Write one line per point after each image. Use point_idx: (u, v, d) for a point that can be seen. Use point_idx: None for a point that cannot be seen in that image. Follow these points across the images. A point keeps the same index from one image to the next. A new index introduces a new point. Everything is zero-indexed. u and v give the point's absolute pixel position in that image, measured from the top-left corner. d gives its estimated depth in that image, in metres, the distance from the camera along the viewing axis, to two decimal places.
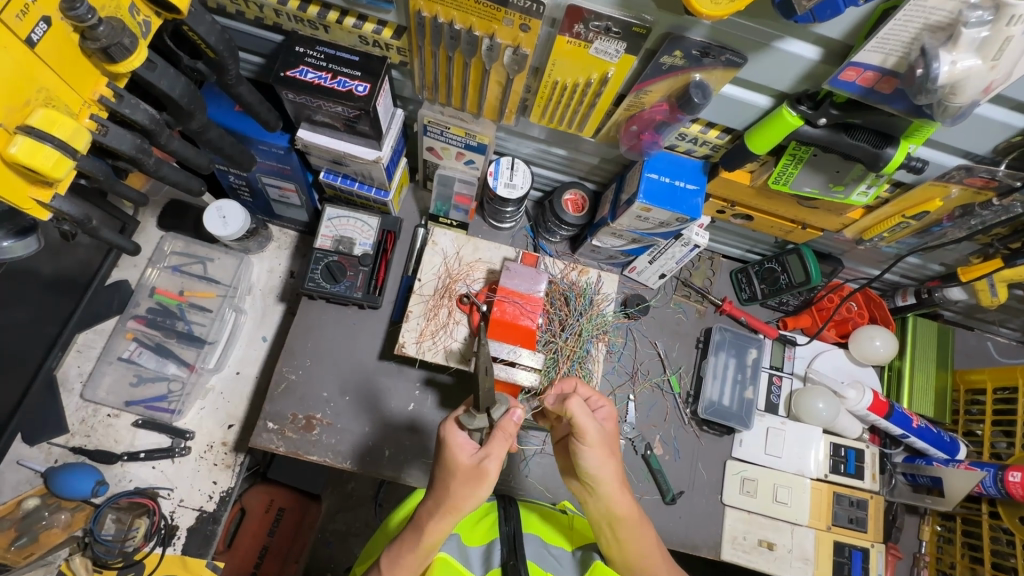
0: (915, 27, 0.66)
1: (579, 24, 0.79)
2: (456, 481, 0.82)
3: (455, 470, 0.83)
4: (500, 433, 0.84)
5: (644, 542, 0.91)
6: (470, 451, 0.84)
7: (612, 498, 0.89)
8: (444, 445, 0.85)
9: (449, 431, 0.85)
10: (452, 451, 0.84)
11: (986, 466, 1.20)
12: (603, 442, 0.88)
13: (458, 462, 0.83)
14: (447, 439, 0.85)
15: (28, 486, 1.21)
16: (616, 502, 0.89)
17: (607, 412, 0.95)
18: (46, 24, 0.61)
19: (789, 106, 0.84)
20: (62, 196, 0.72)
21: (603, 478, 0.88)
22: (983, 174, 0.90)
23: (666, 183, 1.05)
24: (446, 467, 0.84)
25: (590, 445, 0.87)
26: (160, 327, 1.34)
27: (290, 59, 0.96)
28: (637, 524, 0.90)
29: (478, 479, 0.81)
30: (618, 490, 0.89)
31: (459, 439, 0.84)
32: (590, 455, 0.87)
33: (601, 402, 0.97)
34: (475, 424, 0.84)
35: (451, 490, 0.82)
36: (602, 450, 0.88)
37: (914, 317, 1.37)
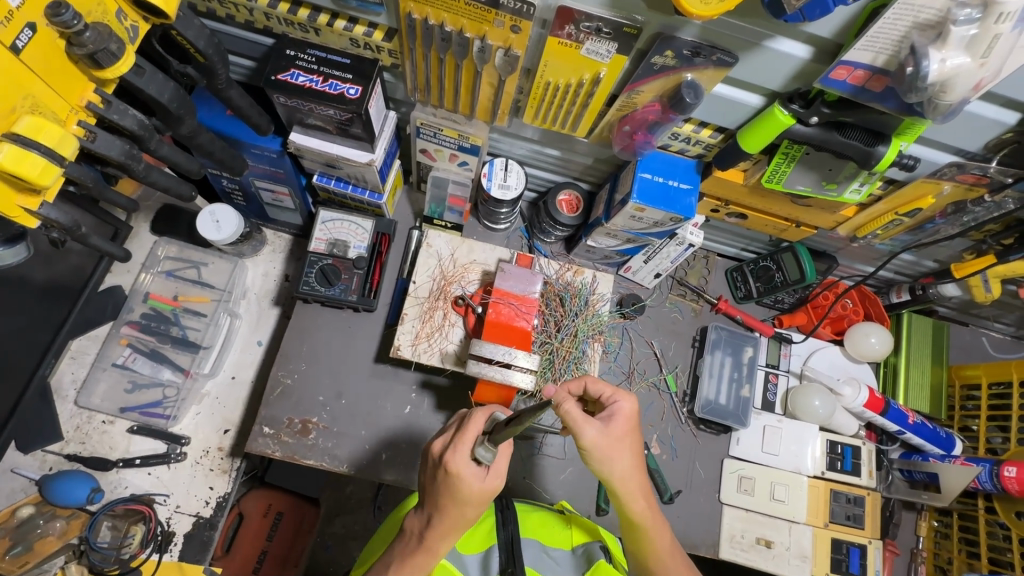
0: (904, 25, 0.66)
1: (571, 25, 0.79)
2: (470, 507, 0.81)
3: (468, 499, 0.80)
4: (504, 448, 0.83)
5: (662, 541, 0.91)
6: (480, 476, 0.81)
7: (629, 499, 0.87)
8: (453, 478, 0.80)
9: (461, 465, 0.80)
10: (463, 481, 0.79)
11: (982, 461, 1.21)
12: (605, 446, 0.84)
13: (471, 491, 0.80)
14: (457, 472, 0.80)
15: (23, 494, 1.21)
16: (631, 502, 0.88)
17: (621, 408, 0.86)
18: (32, 31, 0.61)
19: (781, 105, 0.83)
20: (50, 203, 0.71)
21: (617, 479, 0.86)
22: (974, 171, 0.90)
23: (659, 182, 1.04)
24: (455, 494, 0.80)
25: (590, 451, 0.84)
26: (154, 333, 1.33)
27: (282, 62, 0.96)
28: (653, 525, 0.90)
29: (486, 498, 0.82)
30: (632, 488, 0.87)
31: (469, 468, 0.80)
32: (596, 459, 0.84)
33: (616, 396, 0.88)
34: (486, 457, 0.80)
35: (463, 514, 0.81)
36: (604, 453, 0.84)
37: (909, 313, 1.37)
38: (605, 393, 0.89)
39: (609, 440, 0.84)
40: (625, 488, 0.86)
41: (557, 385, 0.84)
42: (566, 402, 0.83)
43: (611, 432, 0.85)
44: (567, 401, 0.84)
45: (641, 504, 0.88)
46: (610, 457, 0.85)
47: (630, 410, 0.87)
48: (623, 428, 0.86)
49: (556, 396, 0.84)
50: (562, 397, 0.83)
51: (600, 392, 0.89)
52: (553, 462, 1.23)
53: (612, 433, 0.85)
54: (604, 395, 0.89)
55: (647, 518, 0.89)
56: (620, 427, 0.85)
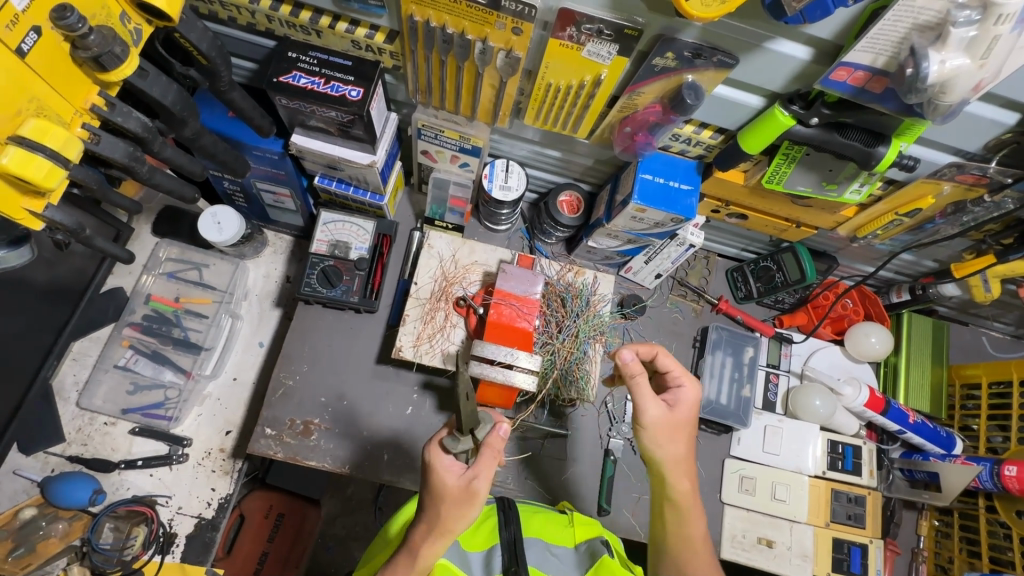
0: (904, 27, 0.66)
1: (572, 26, 0.79)
2: (446, 505, 0.81)
3: (444, 495, 0.81)
4: (487, 450, 0.84)
5: (693, 530, 0.94)
6: (456, 473, 0.83)
7: (674, 480, 0.93)
8: (430, 470, 0.83)
9: (435, 456, 0.84)
10: (437, 473, 0.82)
11: (983, 461, 1.21)
12: (664, 426, 0.92)
13: (445, 486, 0.82)
14: (433, 464, 0.83)
15: (25, 496, 1.21)
16: (676, 484, 0.93)
17: (682, 393, 0.94)
18: (37, 34, 0.61)
19: (781, 106, 0.84)
20: (54, 206, 0.71)
21: (666, 460, 0.93)
22: (974, 171, 0.91)
23: (660, 183, 1.05)
24: (433, 492, 0.82)
25: (649, 427, 0.91)
26: (155, 334, 1.34)
27: (283, 64, 0.96)
28: (692, 507, 0.94)
29: (467, 499, 0.81)
30: (679, 471, 0.93)
31: (445, 463, 0.83)
32: (652, 437, 0.92)
33: (682, 381, 0.96)
34: (458, 447, 0.83)
35: (441, 513, 0.81)
36: (662, 432, 0.92)
37: (909, 313, 1.38)
38: (673, 372, 0.96)
39: (673, 422, 0.92)
40: (671, 468, 0.93)
41: (631, 359, 0.91)
42: (637, 377, 0.91)
43: (673, 415, 0.93)
44: (639, 376, 0.91)
45: (685, 485, 0.93)
46: (668, 439, 0.92)
47: (693, 398, 0.95)
48: (685, 415, 0.94)
49: (629, 369, 0.91)
50: (636, 367, 0.90)
51: (667, 368, 0.96)
52: (554, 463, 1.23)
53: (675, 416, 0.93)
54: (672, 374, 0.96)
55: (688, 500, 0.93)
56: (681, 412, 0.93)
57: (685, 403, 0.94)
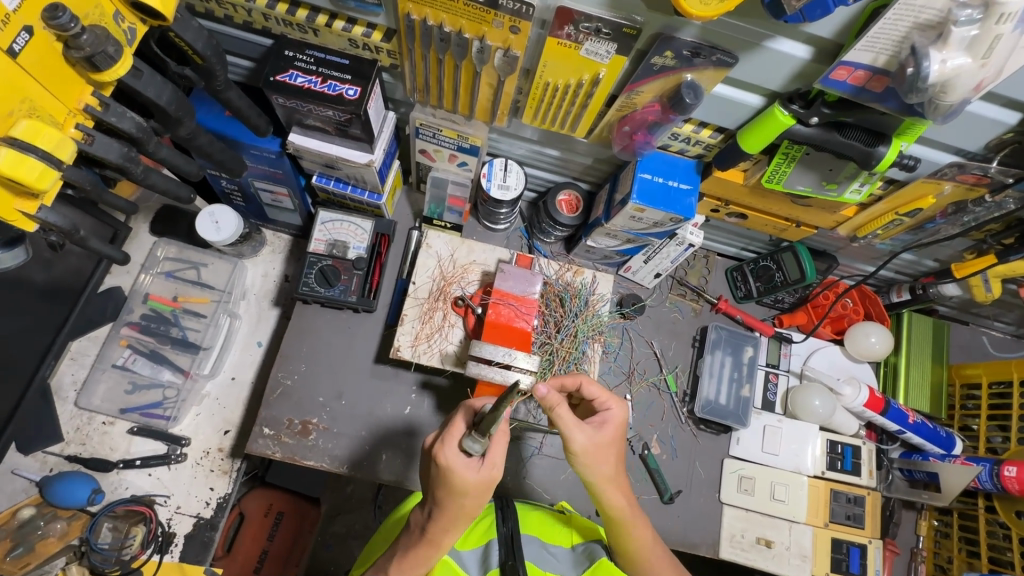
0: (905, 26, 0.66)
1: (570, 25, 0.78)
2: (468, 497, 0.79)
3: (466, 490, 0.78)
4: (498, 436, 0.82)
5: (642, 537, 0.91)
6: (475, 467, 0.79)
7: (607, 495, 0.88)
8: (447, 471, 0.78)
9: (452, 458, 0.78)
10: (456, 474, 0.78)
11: (982, 461, 1.21)
12: (595, 448, 0.85)
13: (467, 483, 0.78)
14: (449, 466, 0.78)
15: (24, 495, 1.21)
16: (610, 499, 0.88)
17: (611, 415, 0.89)
18: (29, 34, 0.60)
19: (781, 105, 0.83)
20: (48, 207, 0.71)
21: (597, 481, 0.87)
22: (975, 171, 0.90)
23: (659, 183, 1.04)
24: (451, 488, 0.79)
25: (579, 452, 0.85)
26: (154, 333, 1.33)
27: (280, 63, 0.95)
28: (632, 522, 0.90)
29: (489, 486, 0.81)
30: (612, 488, 0.88)
31: (463, 462, 0.78)
32: (584, 461, 0.86)
33: (609, 403, 0.91)
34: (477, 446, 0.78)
35: (463, 503, 0.79)
36: (595, 454, 0.86)
37: (909, 312, 1.37)
38: (599, 398, 0.91)
39: (598, 446, 0.86)
40: (600, 485, 0.88)
41: (548, 391, 0.83)
42: (558, 407, 0.83)
43: (601, 437, 0.86)
44: (559, 405, 0.83)
45: (620, 499, 0.89)
46: (597, 459, 0.86)
47: (620, 419, 0.89)
48: (612, 435, 0.88)
49: (549, 401, 0.83)
50: (556, 397, 0.82)
51: (593, 395, 0.91)
52: (551, 462, 1.23)
53: (602, 438, 0.86)
54: (597, 400, 0.91)
55: (627, 514, 0.89)
56: (608, 432, 0.88)
57: (614, 426, 0.88)
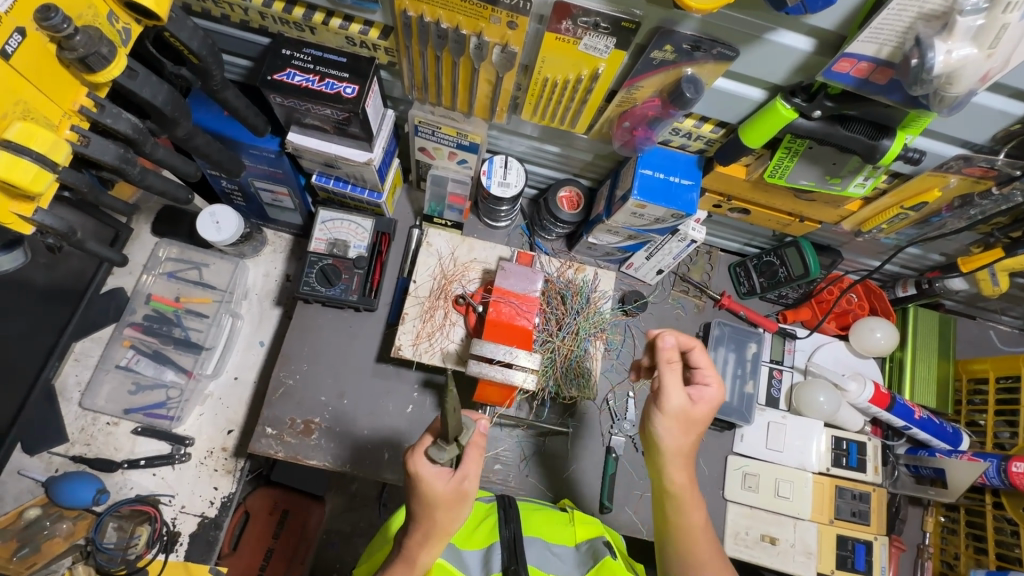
0: (909, 16, 0.65)
1: (568, 20, 0.78)
2: (439, 509, 0.81)
3: (436, 501, 0.81)
4: (472, 448, 0.85)
5: (692, 519, 0.90)
6: (444, 478, 0.81)
7: (671, 466, 0.91)
8: (418, 480, 0.81)
9: (418, 465, 0.82)
10: (426, 484, 0.81)
11: (990, 457, 1.19)
12: (682, 417, 0.90)
13: (437, 492, 0.81)
14: (417, 473, 0.81)
15: (29, 496, 1.21)
16: (672, 474, 0.91)
17: (708, 392, 0.92)
18: (21, 35, 0.60)
19: (783, 99, 0.82)
20: (44, 210, 0.70)
21: (667, 449, 0.91)
22: (981, 163, 0.88)
23: (660, 179, 1.03)
24: (424, 500, 0.81)
25: (669, 416, 0.89)
26: (157, 334, 1.33)
27: (277, 62, 0.95)
28: (689, 498, 0.91)
29: (461, 499, 0.83)
30: (678, 460, 0.91)
31: (434, 470, 0.81)
32: (665, 425, 0.90)
33: (709, 378, 0.93)
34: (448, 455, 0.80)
35: (435, 517, 0.82)
36: (680, 422, 0.90)
37: (915, 307, 1.36)
38: (702, 367, 0.93)
39: (688, 418, 0.90)
40: (669, 453, 0.91)
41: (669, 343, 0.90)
42: (671, 363, 0.89)
43: (693, 409, 0.90)
44: (672, 361, 0.89)
45: (681, 475, 0.91)
46: (678, 429, 0.90)
47: (716, 399, 0.92)
48: (705, 413, 0.92)
49: (666, 354, 0.90)
50: (672, 353, 0.89)
51: (699, 363, 0.93)
52: (555, 460, 1.23)
53: (692, 414, 0.91)
54: (699, 372, 0.94)
55: (685, 492, 0.91)
56: (700, 408, 0.91)
57: (706, 403, 0.92)
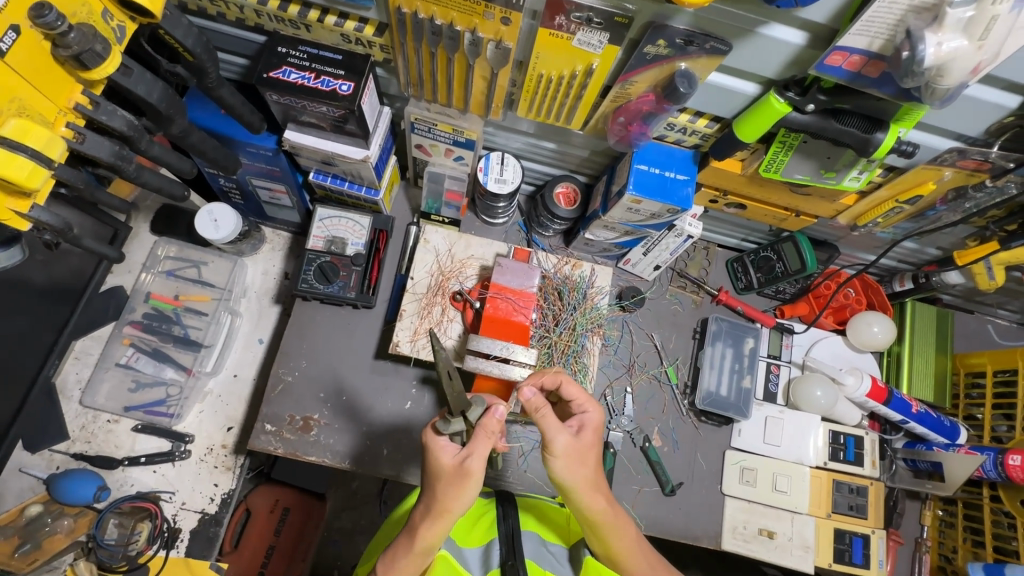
0: (900, 8, 0.65)
1: (561, 15, 0.78)
2: (442, 484, 0.81)
3: (440, 473, 0.81)
4: (480, 431, 0.81)
5: (626, 542, 0.87)
6: (451, 452, 0.82)
7: (585, 496, 0.83)
8: (427, 453, 0.84)
9: (429, 437, 0.84)
10: (433, 456, 0.83)
11: (987, 451, 1.20)
12: (574, 452, 0.83)
13: (441, 464, 0.82)
14: (428, 445, 0.84)
15: (31, 493, 1.22)
16: (588, 502, 0.84)
17: (588, 418, 0.88)
18: (16, 33, 0.60)
19: (777, 93, 0.82)
20: (41, 206, 0.71)
21: (574, 485, 0.83)
22: (976, 156, 0.88)
23: (656, 174, 1.03)
24: (431, 473, 0.83)
25: (559, 457, 0.82)
26: (156, 332, 1.34)
27: (273, 59, 0.95)
28: (613, 522, 0.86)
29: (462, 477, 0.80)
30: (592, 490, 0.84)
31: (440, 443, 0.83)
32: (562, 465, 0.83)
33: (586, 406, 0.90)
34: (453, 428, 0.84)
35: (438, 493, 0.80)
36: (573, 458, 0.83)
37: (913, 301, 1.36)
38: (577, 399, 0.90)
39: (580, 449, 0.84)
40: (576, 489, 0.83)
41: (531, 394, 0.84)
42: (543, 408, 0.83)
43: (580, 440, 0.85)
44: (543, 409, 0.83)
45: (600, 501, 0.84)
46: (577, 462, 0.83)
47: (597, 422, 0.89)
48: (591, 439, 0.86)
49: (533, 404, 0.84)
50: (540, 401, 0.84)
51: (571, 396, 0.90)
52: None
53: (582, 442, 0.85)
54: (575, 402, 0.91)
55: (607, 517, 0.85)
56: (587, 437, 0.86)
57: (591, 430, 0.87)
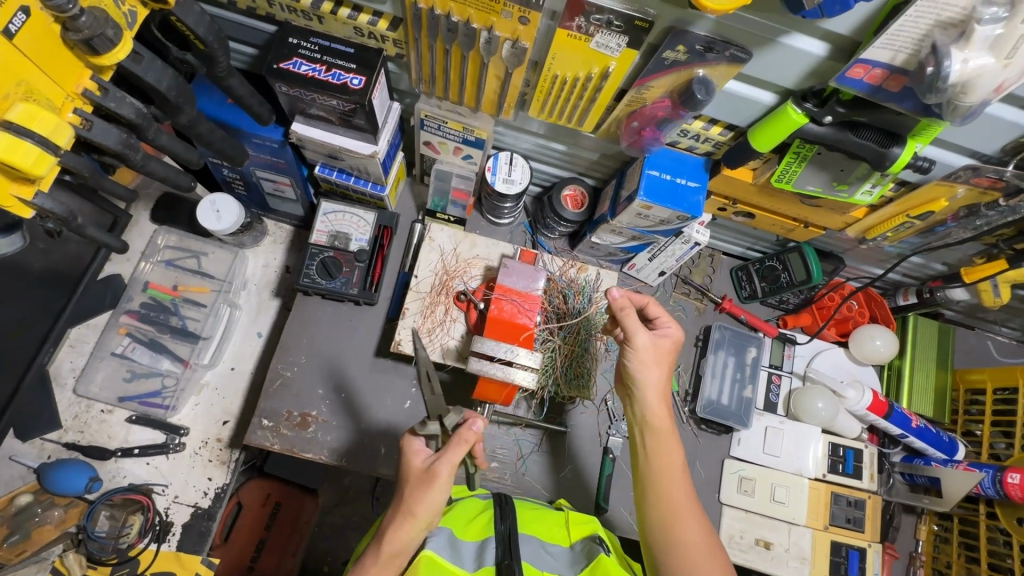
0: (926, 23, 0.64)
1: (580, 17, 0.77)
2: (410, 486, 0.83)
3: (410, 475, 0.84)
4: (456, 440, 0.84)
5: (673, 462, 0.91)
6: (425, 457, 0.86)
7: (648, 398, 0.93)
8: (402, 455, 0.88)
9: (407, 440, 0.88)
10: (408, 458, 0.86)
11: (985, 467, 1.20)
12: (651, 353, 0.94)
13: (412, 467, 0.85)
14: (403, 447, 0.88)
15: (21, 482, 1.20)
16: (652, 405, 0.93)
17: (671, 330, 0.97)
18: (25, 15, 0.59)
19: (794, 103, 0.81)
20: (46, 193, 0.69)
21: (642, 382, 0.94)
22: (990, 174, 0.88)
23: (667, 180, 1.02)
24: (402, 475, 0.86)
25: (636, 351, 0.93)
26: (153, 322, 1.32)
27: (283, 50, 0.94)
28: (670, 433, 0.93)
29: (427, 481, 0.82)
30: (657, 396, 0.94)
31: (414, 446, 0.87)
32: (637, 362, 0.94)
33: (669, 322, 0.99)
34: (428, 430, 0.88)
35: (405, 495, 0.82)
36: (648, 358, 0.94)
37: (915, 315, 1.36)
38: (660, 317, 0.99)
39: (656, 353, 0.95)
40: (646, 389, 0.94)
41: (620, 295, 0.96)
42: (626, 308, 0.94)
43: (659, 345, 0.95)
44: (627, 309, 0.94)
45: (664, 407, 0.94)
46: (649, 364, 0.94)
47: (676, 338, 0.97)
48: (669, 348, 0.96)
49: (620, 303, 0.95)
50: (625, 299, 0.95)
51: (656, 314, 0.99)
52: (552, 459, 1.22)
53: (659, 348, 0.95)
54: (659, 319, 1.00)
55: (665, 424, 0.93)
56: (666, 344, 0.96)
57: (672, 339, 0.97)
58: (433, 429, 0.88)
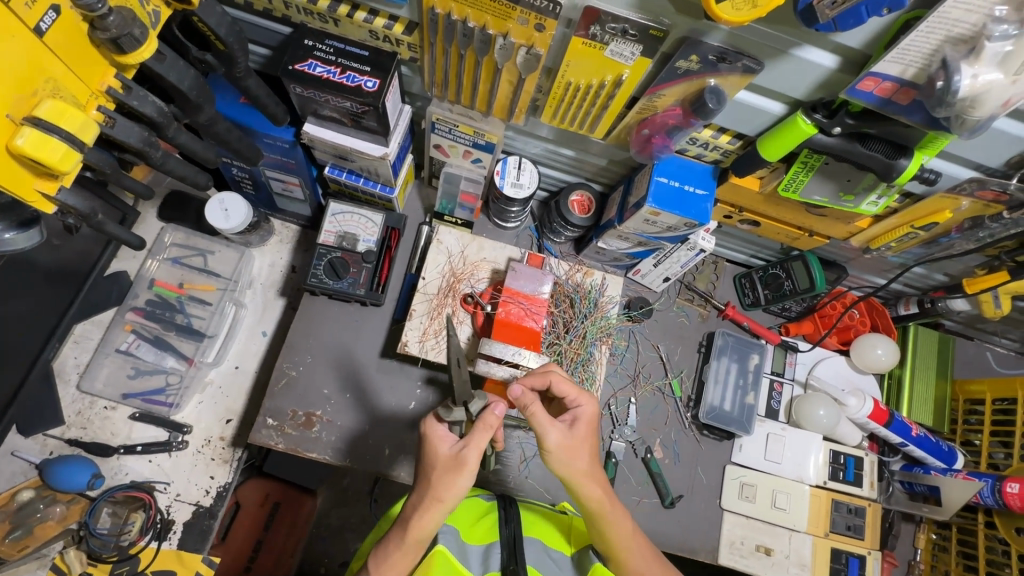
0: (937, 38, 0.66)
1: (596, 25, 0.78)
2: (437, 473, 0.82)
3: (435, 462, 0.83)
4: (479, 426, 0.83)
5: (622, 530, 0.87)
6: (450, 442, 0.85)
7: (579, 485, 0.85)
8: (426, 439, 0.85)
9: (430, 425, 0.86)
10: (433, 445, 0.84)
11: (984, 477, 1.21)
12: (568, 445, 0.86)
13: (438, 454, 0.84)
14: (427, 433, 0.85)
15: (23, 478, 1.20)
16: (587, 491, 0.85)
17: (581, 410, 0.90)
18: (56, 13, 0.60)
19: (804, 114, 0.83)
20: (67, 189, 0.70)
21: (571, 475, 0.85)
22: (994, 187, 0.90)
23: (675, 187, 1.03)
24: (428, 460, 0.84)
25: (554, 450, 0.85)
26: (159, 319, 1.32)
27: (299, 52, 0.95)
28: (610, 513, 0.86)
29: (455, 467, 0.82)
30: (586, 480, 0.85)
31: (439, 432, 0.85)
32: (558, 459, 0.86)
33: (579, 399, 0.91)
34: (453, 416, 0.86)
35: (433, 482, 0.82)
36: (568, 451, 0.86)
37: (916, 325, 1.37)
38: (569, 394, 0.91)
39: (573, 443, 0.86)
40: (576, 482, 0.85)
41: (520, 391, 0.86)
42: (532, 405, 0.85)
43: (575, 433, 0.87)
44: (533, 404, 0.85)
45: (596, 489, 0.86)
46: (572, 454, 0.86)
47: (592, 413, 0.90)
48: (585, 431, 0.88)
49: (522, 401, 0.85)
50: (528, 396, 0.85)
51: (563, 391, 0.91)
52: None
53: (577, 434, 0.87)
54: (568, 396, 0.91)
55: (603, 506, 0.86)
56: (581, 429, 0.88)
57: (585, 420, 0.89)
58: (457, 416, 0.86)
